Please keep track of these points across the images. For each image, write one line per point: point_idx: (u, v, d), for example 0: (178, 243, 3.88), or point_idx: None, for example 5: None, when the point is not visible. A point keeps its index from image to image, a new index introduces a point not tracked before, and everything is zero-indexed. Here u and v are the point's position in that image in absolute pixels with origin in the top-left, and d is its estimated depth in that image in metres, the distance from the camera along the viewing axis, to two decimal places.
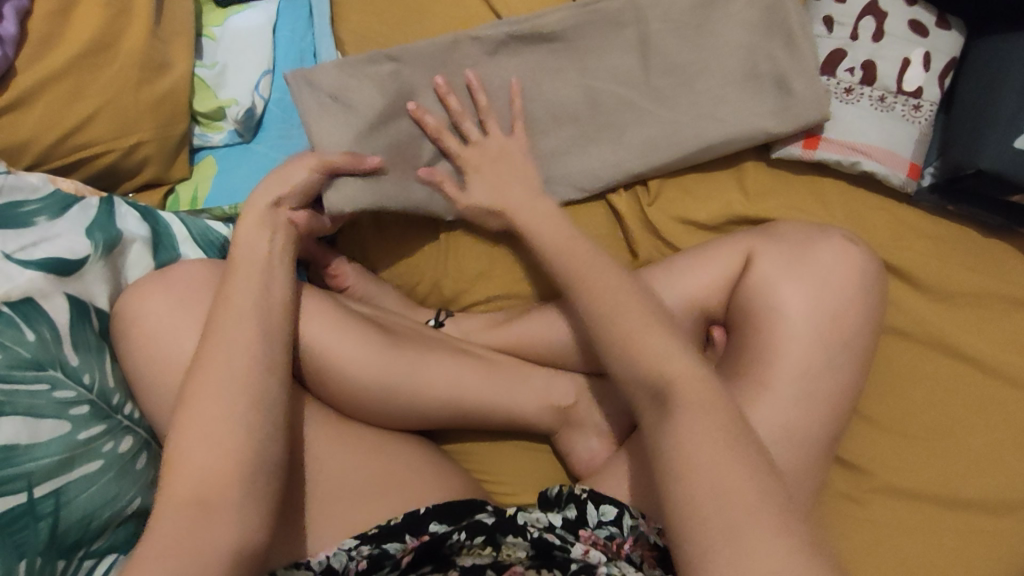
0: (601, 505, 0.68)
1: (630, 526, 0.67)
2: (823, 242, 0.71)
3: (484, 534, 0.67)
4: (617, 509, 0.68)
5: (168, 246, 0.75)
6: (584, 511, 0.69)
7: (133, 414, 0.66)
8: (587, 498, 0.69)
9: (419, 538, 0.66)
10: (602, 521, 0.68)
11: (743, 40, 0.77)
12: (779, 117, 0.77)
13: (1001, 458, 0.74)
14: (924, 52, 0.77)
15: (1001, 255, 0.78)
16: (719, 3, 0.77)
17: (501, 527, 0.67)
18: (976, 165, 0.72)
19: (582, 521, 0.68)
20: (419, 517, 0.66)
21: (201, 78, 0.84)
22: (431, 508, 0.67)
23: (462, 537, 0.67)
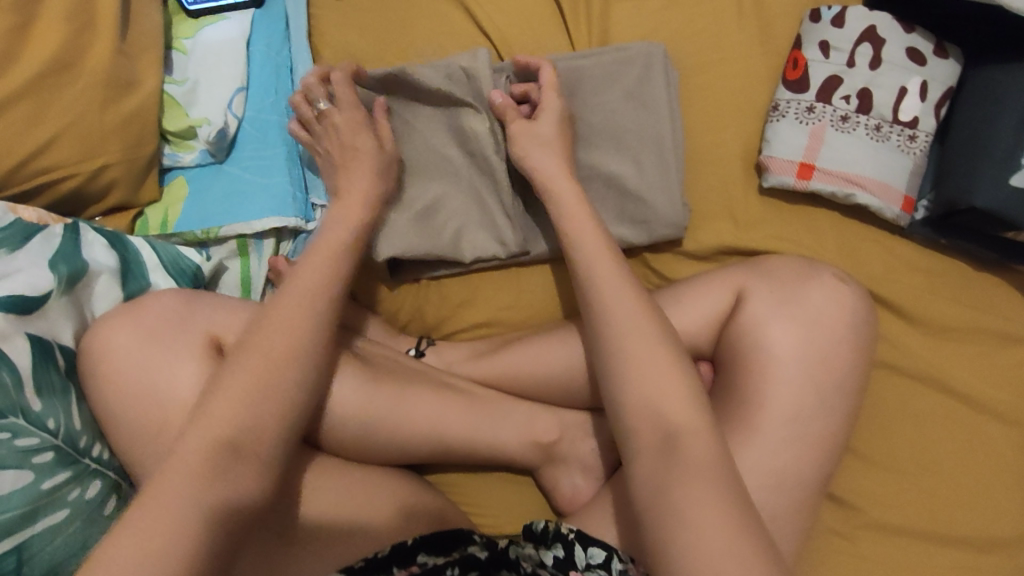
0: (589, 547, 0.66)
1: (618, 571, 0.65)
2: (814, 282, 0.70)
3: (477, 570, 0.66)
4: (606, 553, 0.66)
5: (138, 275, 0.72)
6: (572, 552, 0.67)
7: (103, 456, 0.64)
8: (576, 539, 0.67)
9: (407, 569, 0.66)
10: (591, 564, 0.66)
11: (617, 129, 0.79)
12: (638, 226, 0.79)
13: (989, 497, 0.74)
14: (921, 81, 0.75)
15: (992, 289, 0.77)
16: (600, 89, 0.79)
17: (494, 562, 0.68)
18: (970, 203, 0.70)
19: (572, 562, 0.67)
20: (407, 549, 0.67)
21: (170, 95, 0.80)
22: (420, 539, 0.68)
23: (454, 573, 0.66)
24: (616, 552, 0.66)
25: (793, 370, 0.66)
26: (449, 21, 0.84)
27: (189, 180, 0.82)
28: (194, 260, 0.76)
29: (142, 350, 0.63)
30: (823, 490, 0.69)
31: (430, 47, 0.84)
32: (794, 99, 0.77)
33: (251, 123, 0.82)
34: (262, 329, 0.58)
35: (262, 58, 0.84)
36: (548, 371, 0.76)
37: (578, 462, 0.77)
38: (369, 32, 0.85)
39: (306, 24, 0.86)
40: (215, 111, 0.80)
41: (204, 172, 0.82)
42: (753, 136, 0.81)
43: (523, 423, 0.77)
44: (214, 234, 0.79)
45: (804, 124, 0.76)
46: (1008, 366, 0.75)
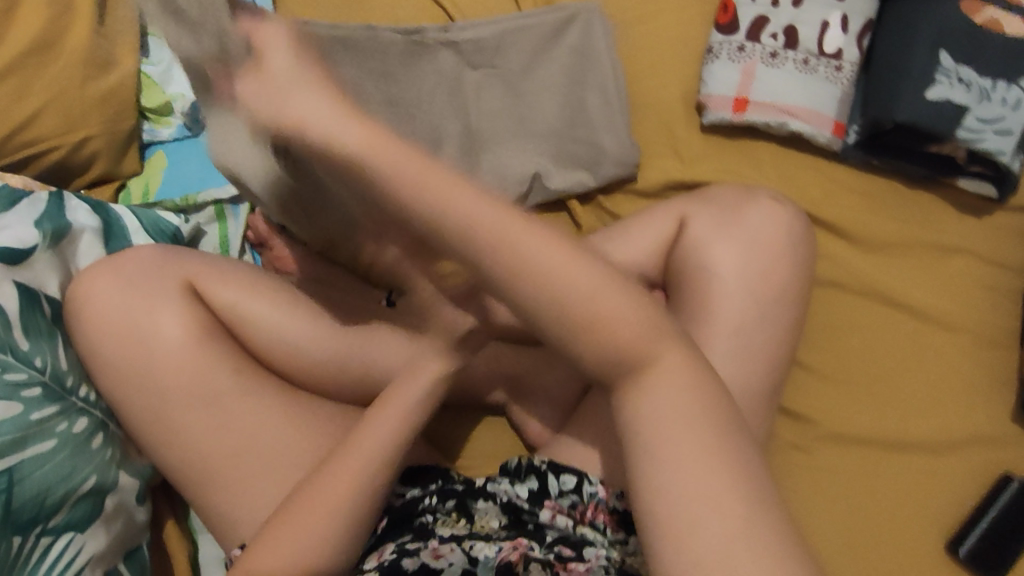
0: (561, 474, 0.71)
1: (590, 493, 0.69)
2: (752, 204, 0.74)
3: (455, 500, 0.72)
4: (576, 478, 0.70)
5: (121, 237, 0.78)
6: (545, 481, 0.71)
7: (89, 397, 0.68)
8: (548, 468, 0.71)
9: (385, 499, 0.72)
10: (564, 490, 0.70)
11: (558, 86, 0.84)
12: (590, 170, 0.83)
13: (938, 402, 0.77)
14: (842, 14, 0.80)
15: (928, 206, 0.81)
16: (540, 50, 0.84)
17: (470, 494, 0.73)
18: (892, 119, 0.75)
19: (545, 492, 0.71)
20: (385, 480, 0.73)
21: (148, 75, 0.86)
22: (396, 471, 0.75)
23: (432, 501, 0.71)
24: (586, 475, 0.70)
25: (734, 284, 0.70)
26: None
27: (168, 153, 0.87)
28: (173, 223, 0.81)
29: (123, 294, 0.68)
30: (773, 400, 0.72)
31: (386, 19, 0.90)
32: (727, 40, 0.82)
33: None
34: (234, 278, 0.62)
35: None
36: None
37: (544, 395, 0.80)
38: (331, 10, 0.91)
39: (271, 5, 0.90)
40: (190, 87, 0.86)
41: (181, 144, 0.87)
42: (693, 79, 0.85)
43: (489, 359, 0.81)
44: (192, 202, 0.84)
45: (736, 62, 0.81)
46: (948, 277, 0.79)
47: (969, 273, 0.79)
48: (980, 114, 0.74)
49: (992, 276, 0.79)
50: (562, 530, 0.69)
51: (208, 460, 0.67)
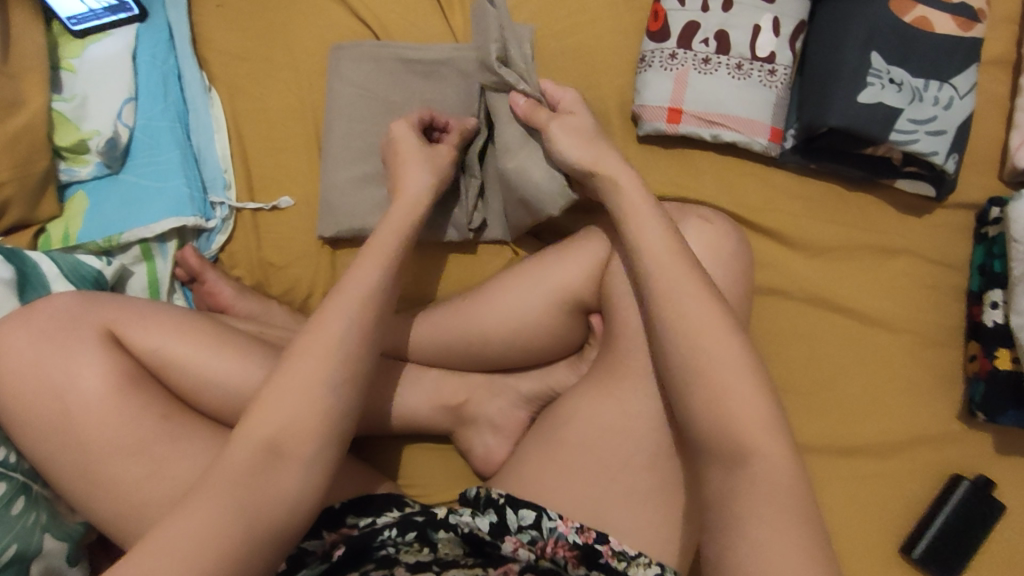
0: (520, 509, 0.67)
1: (549, 529, 0.66)
2: (684, 222, 0.71)
3: (415, 530, 0.69)
4: (535, 513, 0.66)
5: (38, 286, 0.75)
6: (504, 515, 0.67)
7: (9, 459, 0.66)
8: (506, 503, 0.67)
9: (338, 531, 0.68)
10: (523, 525, 0.67)
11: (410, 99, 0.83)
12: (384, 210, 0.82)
13: (885, 405, 0.76)
14: (773, 17, 0.78)
15: (868, 209, 0.80)
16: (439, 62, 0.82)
17: (432, 523, 0.69)
18: (826, 124, 0.73)
19: (506, 526, 0.67)
20: (336, 513, 0.69)
21: (59, 112, 0.81)
22: (347, 503, 0.70)
23: (393, 533, 0.68)
24: (546, 510, 0.67)
25: None
26: (327, 14, 0.88)
27: (88, 194, 0.83)
28: (94, 266, 0.78)
29: (36, 348, 0.65)
30: None
31: (311, 43, 0.87)
32: (658, 48, 0.80)
33: (143, 131, 0.84)
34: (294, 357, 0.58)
35: (148, 68, 0.85)
36: (449, 339, 0.78)
37: (488, 423, 0.78)
38: (252, 34, 0.88)
39: (190, 32, 0.88)
40: (105, 122, 0.82)
41: (102, 184, 0.83)
42: (627, 90, 0.84)
43: (430, 389, 0.79)
44: (117, 242, 0.80)
45: (668, 71, 0.79)
46: (892, 279, 0.78)
47: (912, 275, 0.79)
48: (912, 116, 0.73)
49: (935, 274, 0.79)
50: (526, 560, 0.68)
51: (142, 512, 0.64)
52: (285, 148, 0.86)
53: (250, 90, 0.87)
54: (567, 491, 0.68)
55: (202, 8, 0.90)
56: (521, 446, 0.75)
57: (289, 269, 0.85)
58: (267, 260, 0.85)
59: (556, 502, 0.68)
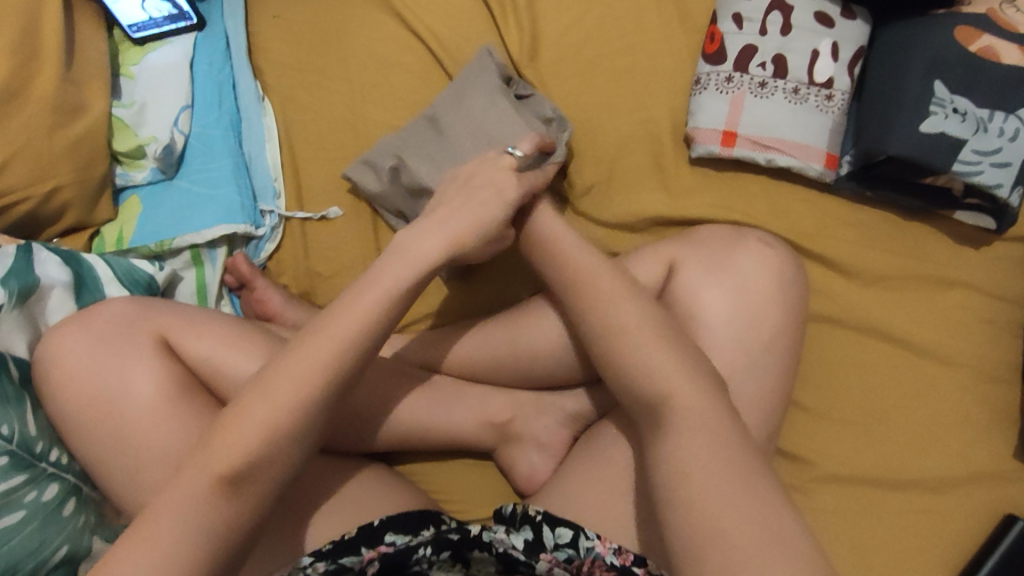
0: (557, 527, 0.67)
1: (586, 548, 0.65)
2: (741, 248, 0.71)
3: (450, 549, 0.67)
4: (573, 531, 0.66)
5: (93, 288, 0.76)
6: (540, 532, 0.67)
7: (61, 460, 0.67)
8: (543, 519, 0.67)
9: (374, 549, 0.66)
10: (559, 543, 0.66)
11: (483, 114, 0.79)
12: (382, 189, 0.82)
13: (939, 439, 0.75)
14: (832, 42, 0.78)
15: (924, 237, 0.78)
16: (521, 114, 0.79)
17: (467, 543, 0.67)
18: (885, 152, 0.72)
19: (541, 543, 0.67)
20: (374, 530, 0.67)
21: (118, 118, 0.83)
22: (386, 520, 0.68)
23: (428, 551, 0.66)
24: (583, 529, 0.66)
25: (724, 333, 0.67)
26: (381, 27, 0.88)
27: (142, 198, 0.84)
28: (147, 271, 0.79)
29: (93, 353, 0.66)
30: (772, 444, 0.70)
31: (366, 54, 0.88)
32: (714, 71, 0.80)
33: (198, 138, 0.85)
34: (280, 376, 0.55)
35: (205, 76, 0.86)
36: (496, 353, 0.78)
37: (532, 441, 0.78)
38: (307, 45, 0.89)
39: (246, 42, 0.89)
40: (162, 129, 0.83)
41: (155, 189, 0.84)
42: (680, 112, 0.83)
43: (476, 405, 0.79)
44: (168, 246, 0.81)
45: (724, 93, 0.79)
46: (947, 310, 0.77)
47: (969, 307, 0.77)
48: (977, 146, 0.71)
49: (991, 306, 0.77)
50: None
51: None
52: (335, 157, 0.86)
53: (304, 101, 0.87)
54: (614, 516, 0.67)
55: (260, 19, 0.91)
56: (565, 466, 0.75)
57: (324, 271, 0.85)
58: (311, 264, 0.86)
59: (603, 526, 0.67)
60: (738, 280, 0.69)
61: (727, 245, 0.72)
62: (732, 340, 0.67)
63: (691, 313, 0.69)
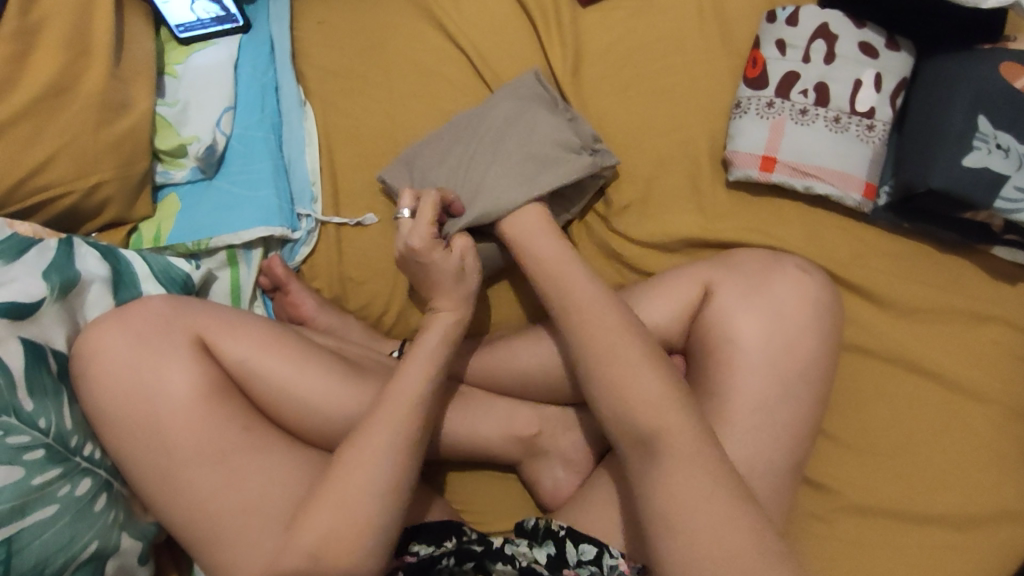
0: (580, 544, 0.68)
1: (609, 566, 0.66)
2: (778, 274, 0.71)
3: (472, 560, 0.66)
4: (596, 548, 0.67)
5: (130, 284, 0.76)
6: (563, 548, 0.68)
7: (95, 455, 0.67)
8: (566, 535, 0.68)
9: (400, 558, 0.69)
10: (582, 560, 0.67)
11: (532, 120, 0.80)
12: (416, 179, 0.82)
13: (968, 475, 0.74)
14: (874, 73, 0.78)
15: (959, 271, 0.78)
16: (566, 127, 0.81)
17: (490, 555, 0.67)
18: (926, 184, 0.72)
19: (563, 559, 0.68)
20: (401, 539, 0.70)
21: (162, 117, 0.84)
22: (412, 530, 0.71)
23: (450, 562, 0.66)
24: (607, 547, 0.67)
25: (758, 359, 0.67)
26: (424, 38, 0.89)
27: (180, 197, 0.85)
28: (184, 269, 0.80)
29: (130, 351, 0.66)
30: (801, 472, 0.69)
31: (408, 64, 0.88)
32: (755, 95, 0.80)
33: (239, 140, 0.86)
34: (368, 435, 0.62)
35: (248, 78, 0.87)
36: (526, 368, 0.78)
37: (557, 457, 0.78)
38: (350, 52, 0.90)
39: (290, 47, 0.90)
40: (204, 129, 0.84)
41: (194, 188, 0.85)
42: (719, 134, 0.84)
43: (502, 419, 0.79)
44: (205, 246, 0.82)
45: (765, 119, 0.79)
46: (980, 345, 0.77)
47: (1001, 343, 0.77)
48: (1019, 183, 0.71)
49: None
50: None
51: (215, 526, 0.64)
52: (372, 164, 0.87)
53: (344, 106, 0.88)
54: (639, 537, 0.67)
55: (304, 24, 0.92)
56: (591, 485, 0.75)
57: (356, 277, 0.86)
58: (344, 270, 0.86)
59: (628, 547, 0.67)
60: (775, 307, 0.69)
61: (765, 271, 0.72)
62: (767, 367, 0.67)
63: (727, 337, 0.69)
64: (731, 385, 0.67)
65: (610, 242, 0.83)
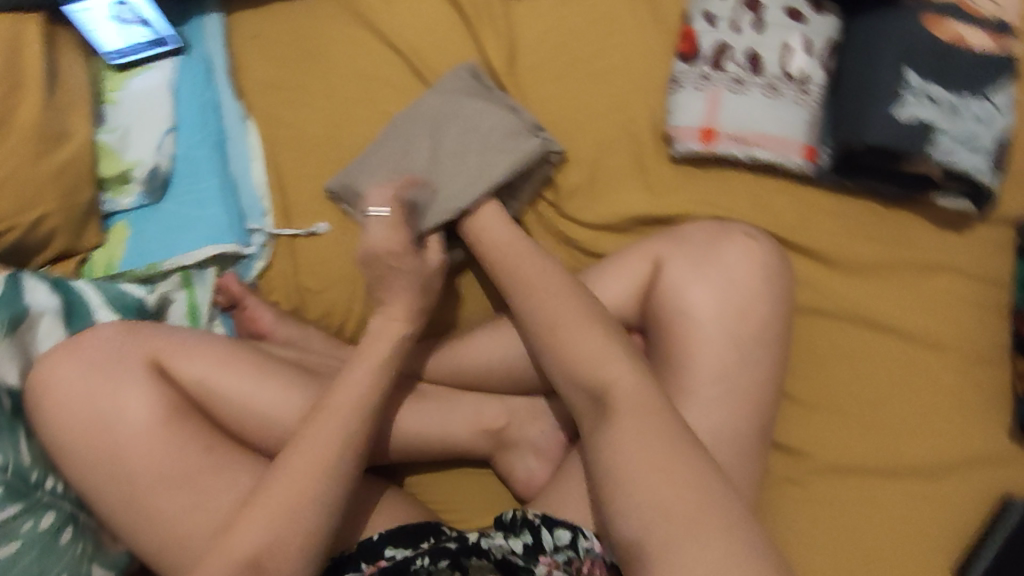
0: (555, 529, 0.67)
1: (585, 548, 0.66)
2: (725, 242, 0.71)
3: (447, 558, 0.66)
4: (571, 532, 0.67)
5: (83, 315, 0.76)
6: (539, 536, 0.67)
7: (57, 488, 0.67)
8: (540, 523, 0.68)
9: (374, 563, 0.68)
10: (559, 545, 0.67)
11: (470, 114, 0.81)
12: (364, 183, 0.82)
13: (932, 424, 0.75)
14: (803, 38, 0.79)
15: (906, 224, 0.79)
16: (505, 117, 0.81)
17: (464, 550, 0.67)
18: (862, 141, 0.73)
19: (540, 546, 0.67)
20: (374, 544, 0.69)
21: (104, 143, 0.83)
22: (384, 534, 0.70)
23: (425, 562, 0.66)
24: (581, 529, 0.67)
25: (712, 328, 0.68)
26: (361, 43, 0.89)
27: (129, 223, 0.84)
28: (137, 294, 0.80)
29: (83, 379, 0.66)
30: (767, 437, 0.70)
31: (346, 70, 0.88)
32: (690, 70, 0.81)
33: (184, 160, 0.86)
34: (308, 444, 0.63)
35: (187, 98, 0.87)
36: (488, 360, 0.78)
37: (529, 447, 0.79)
38: (287, 63, 0.90)
39: (227, 63, 0.90)
40: (148, 153, 0.84)
41: (141, 213, 0.84)
42: (660, 111, 0.84)
43: (470, 414, 0.79)
44: (158, 270, 0.82)
45: (701, 91, 0.80)
46: (933, 294, 0.78)
47: (954, 291, 0.78)
48: (951, 131, 0.72)
49: (977, 290, 0.78)
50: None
51: (185, 546, 0.64)
52: (319, 172, 0.87)
53: (286, 118, 0.88)
54: None
55: (240, 40, 0.92)
56: (562, 470, 0.75)
57: (313, 286, 0.86)
58: (301, 280, 0.86)
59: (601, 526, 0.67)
60: (723, 275, 0.69)
61: (712, 241, 0.72)
62: (721, 335, 0.68)
63: (680, 310, 0.69)
64: (687, 356, 0.68)
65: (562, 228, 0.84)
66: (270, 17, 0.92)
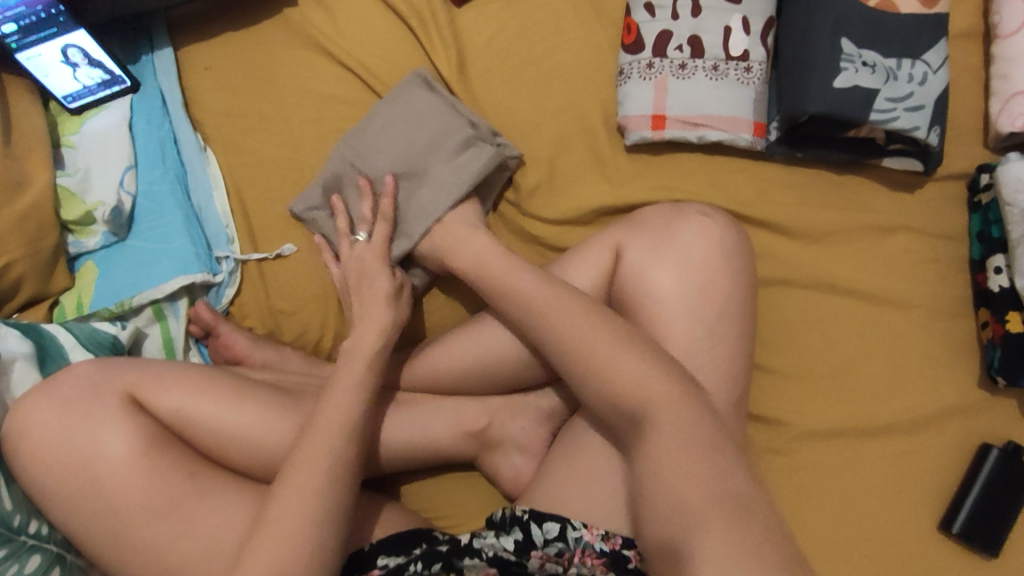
0: (544, 522, 0.66)
1: (574, 539, 0.65)
2: (683, 223, 0.73)
3: (440, 561, 0.67)
4: (560, 524, 0.66)
5: (57, 356, 0.76)
6: (529, 531, 0.67)
7: (42, 531, 0.67)
8: (529, 518, 0.67)
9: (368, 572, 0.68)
10: (549, 538, 0.66)
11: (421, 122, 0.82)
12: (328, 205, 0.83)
13: (904, 381, 0.76)
14: (741, 17, 0.81)
15: (859, 189, 0.81)
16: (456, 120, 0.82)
17: (456, 552, 0.67)
18: (806, 112, 0.75)
19: (531, 541, 0.66)
20: (366, 554, 0.69)
21: (64, 188, 0.83)
22: (376, 544, 0.70)
23: (418, 567, 0.66)
24: (570, 520, 0.66)
25: (676, 308, 0.69)
26: (312, 65, 0.90)
27: (97, 263, 0.85)
28: (110, 331, 0.80)
29: (60, 420, 0.66)
30: (743, 409, 0.71)
31: (300, 93, 0.90)
32: (635, 60, 0.83)
33: (145, 196, 0.86)
34: (299, 463, 0.62)
35: (144, 135, 0.88)
36: (463, 363, 0.79)
37: (512, 444, 0.79)
38: (241, 92, 0.91)
39: (182, 97, 0.91)
40: (108, 192, 0.84)
41: (109, 252, 0.85)
42: (610, 103, 0.86)
43: (451, 417, 0.79)
44: (129, 306, 0.82)
45: (647, 80, 0.82)
46: (892, 255, 0.79)
47: (912, 250, 0.79)
48: (889, 94, 0.74)
49: (934, 246, 0.80)
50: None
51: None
52: (281, 195, 0.87)
53: (245, 146, 0.89)
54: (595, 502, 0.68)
55: (192, 73, 0.93)
56: (547, 463, 0.75)
57: (286, 308, 0.87)
58: (273, 304, 0.87)
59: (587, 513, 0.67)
60: (683, 255, 0.70)
61: (671, 222, 0.73)
62: (686, 313, 0.69)
63: (643, 293, 0.70)
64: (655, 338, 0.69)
65: (525, 226, 0.85)
66: (220, 48, 0.93)
